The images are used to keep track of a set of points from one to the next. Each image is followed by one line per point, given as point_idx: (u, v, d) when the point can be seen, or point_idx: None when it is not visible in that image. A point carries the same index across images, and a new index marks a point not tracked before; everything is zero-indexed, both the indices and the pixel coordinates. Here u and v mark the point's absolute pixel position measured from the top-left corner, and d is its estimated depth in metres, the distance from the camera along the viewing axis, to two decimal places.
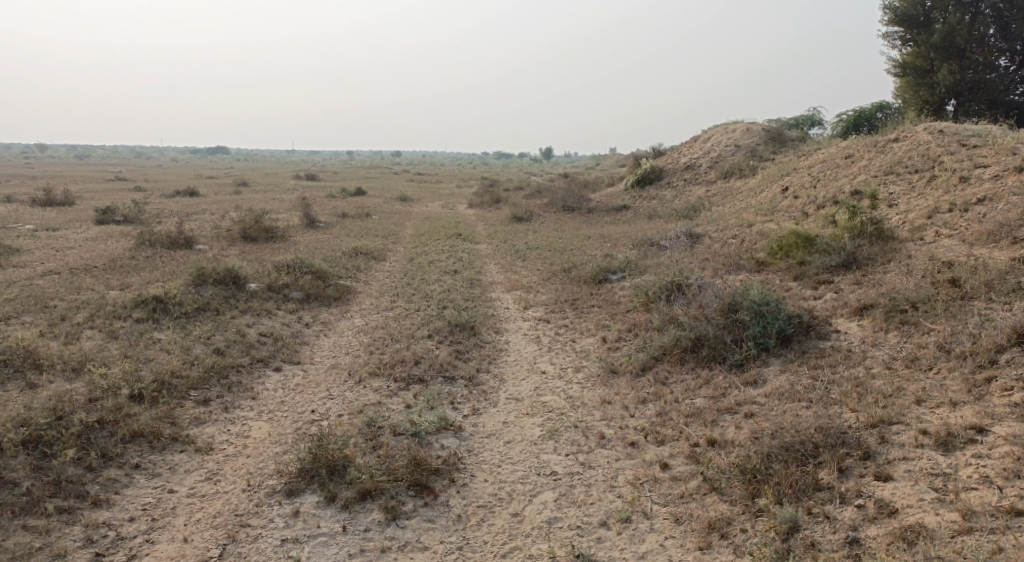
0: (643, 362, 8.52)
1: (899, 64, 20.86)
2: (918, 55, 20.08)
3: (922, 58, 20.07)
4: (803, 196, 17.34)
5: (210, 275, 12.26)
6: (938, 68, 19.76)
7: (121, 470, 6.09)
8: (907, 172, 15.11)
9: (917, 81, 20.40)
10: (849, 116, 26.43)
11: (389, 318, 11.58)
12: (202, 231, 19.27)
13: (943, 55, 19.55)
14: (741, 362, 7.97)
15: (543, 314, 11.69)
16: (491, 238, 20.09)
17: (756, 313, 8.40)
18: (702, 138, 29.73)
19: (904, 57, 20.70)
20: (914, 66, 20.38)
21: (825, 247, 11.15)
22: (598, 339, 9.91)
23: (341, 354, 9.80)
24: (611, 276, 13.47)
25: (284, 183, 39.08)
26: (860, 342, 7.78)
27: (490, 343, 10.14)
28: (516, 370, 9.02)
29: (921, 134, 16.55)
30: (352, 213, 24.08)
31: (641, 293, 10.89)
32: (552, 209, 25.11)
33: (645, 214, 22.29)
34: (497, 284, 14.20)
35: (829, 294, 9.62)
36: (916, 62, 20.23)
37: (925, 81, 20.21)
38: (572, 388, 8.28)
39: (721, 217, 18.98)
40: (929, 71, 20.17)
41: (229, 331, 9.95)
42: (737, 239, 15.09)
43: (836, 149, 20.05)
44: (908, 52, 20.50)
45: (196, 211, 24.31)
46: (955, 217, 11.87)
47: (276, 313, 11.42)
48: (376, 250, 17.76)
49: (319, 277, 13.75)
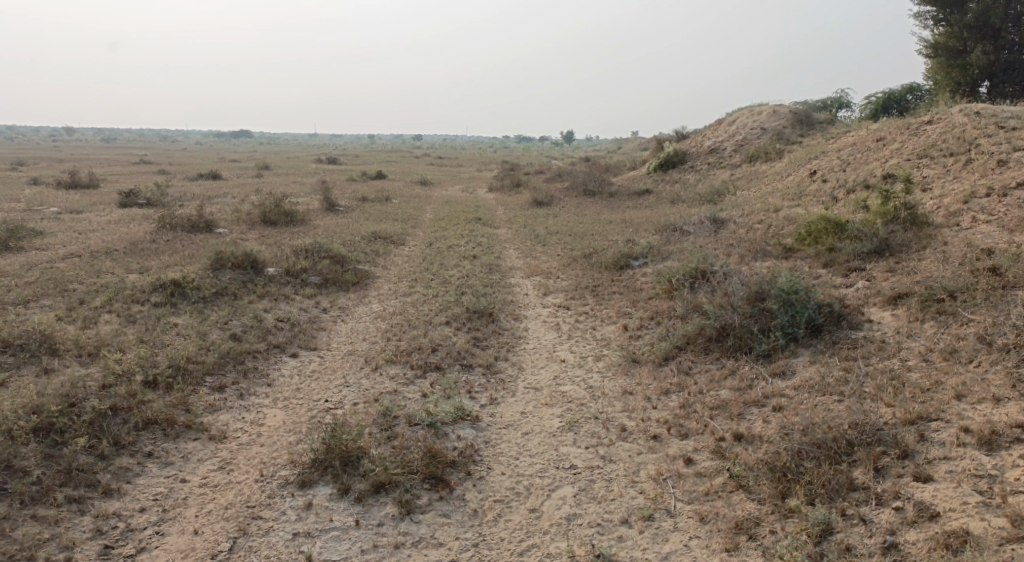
0: (665, 352, 8.28)
1: (930, 44, 20.22)
2: (950, 35, 19.46)
3: (955, 38, 19.44)
4: (832, 181, 16.89)
5: (228, 259, 12.18)
6: (971, 49, 19.13)
7: (133, 458, 6.01)
8: (942, 155, 14.62)
9: (948, 63, 19.78)
10: (878, 98, 25.76)
11: (407, 304, 11.43)
12: (222, 214, 19.25)
13: (976, 35, 18.92)
14: (768, 352, 7.70)
15: (563, 301, 11.47)
16: (512, 222, 19.88)
17: (784, 302, 8.11)
18: (726, 121, 29.17)
19: (935, 37, 20.07)
20: (946, 46, 19.75)
21: (856, 233, 10.79)
22: (619, 327, 9.67)
23: (358, 340, 9.67)
24: (633, 261, 13.20)
25: (306, 167, 39.08)
26: (894, 333, 7.47)
27: (509, 330, 9.95)
28: (535, 358, 8.82)
29: (956, 116, 16.01)
30: (373, 197, 23.97)
31: (664, 279, 10.62)
32: (573, 193, 24.79)
33: (668, 198, 21.92)
34: (517, 270, 13.99)
35: (860, 282, 9.29)
36: (949, 43, 19.60)
37: (958, 62, 19.59)
38: (593, 378, 8.07)
39: (746, 202, 18.58)
40: (963, 52, 19.55)
41: (245, 316, 9.86)
42: (763, 224, 14.73)
43: (866, 131, 19.50)
44: (939, 32, 19.86)
45: (218, 195, 24.32)
46: (992, 202, 11.45)
47: (294, 298, 11.31)
48: (396, 234, 17.62)
49: (337, 261, 13.64)
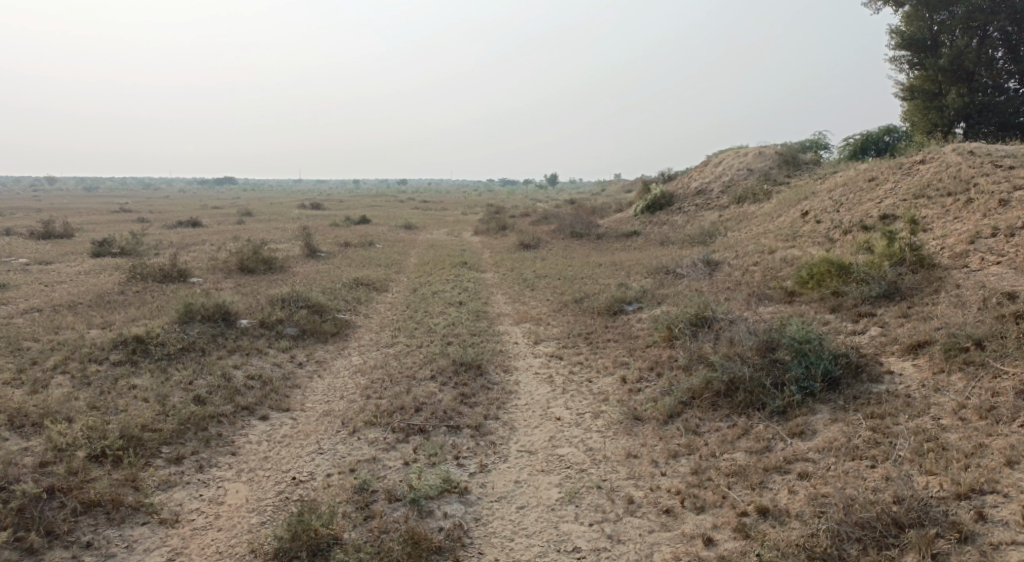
0: (670, 408, 7.60)
1: (906, 87, 20.14)
2: (926, 78, 19.39)
3: (930, 81, 19.37)
4: (826, 221, 16.48)
5: (198, 311, 11.43)
6: (947, 92, 19.04)
7: (67, 552, 5.37)
8: (938, 196, 14.24)
9: (925, 105, 19.64)
10: (855, 140, 25.66)
11: (389, 357, 10.71)
12: (198, 263, 18.52)
13: (951, 78, 18.83)
14: (783, 408, 7.05)
15: (555, 350, 10.79)
16: (498, 266, 19.27)
17: (798, 351, 7.49)
18: (712, 162, 28.98)
19: (910, 80, 20.00)
20: (921, 89, 19.66)
21: (860, 276, 10.26)
22: (617, 379, 8.99)
23: (335, 399, 8.92)
24: (626, 307, 12.58)
25: (289, 212, 38.46)
26: (919, 386, 6.86)
27: (499, 384, 9.24)
28: (527, 416, 8.10)
29: (949, 156, 15.72)
30: (355, 242, 23.34)
31: (662, 326, 9.98)
32: (560, 235, 24.31)
33: (657, 240, 21.47)
34: (505, 317, 13.33)
35: (873, 329, 8.71)
36: (923, 85, 19.51)
37: (933, 104, 19.46)
38: (591, 438, 7.37)
39: (738, 243, 18.12)
40: (939, 94, 19.44)
41: (213, 374, 9.11)
42: (758, 267, 14.23)
43: (856, 171, 19.25)
44: (915, 74, 19.78)
45: (194, 242, 23.58)
46: (1000, 242, 11.00)
47: (268, 352, 10.56)
48: (378, 281, 16.95)
49: (316, 310, 12.93)
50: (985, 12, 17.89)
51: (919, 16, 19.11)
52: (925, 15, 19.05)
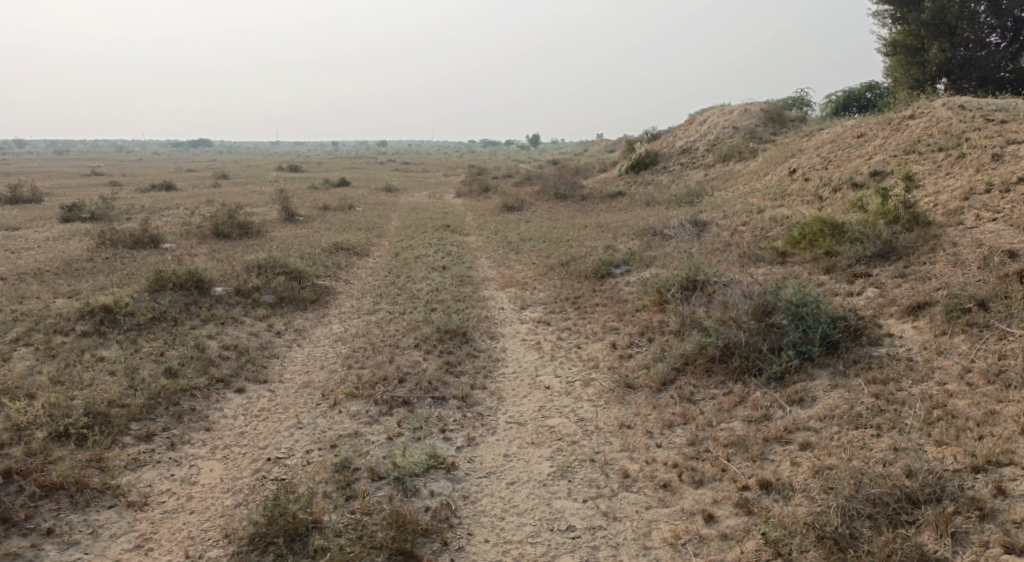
0: (664, 376, 7.33)
1: (888, 43, 19.72)
2: (908, 33, 18.95)
3: (913, 36, 18.99)
4: (815, 179, 16.18)
5: (169, 279, 10.96)
6: (929, 47, 18.68)
7: (26, 540, 5.04)
8: (928, 151, 13.95)
9: (907, 60, 19.34)
10: (837, 97, 25.34)
11: (371, 324, 10.33)
12: (171, 228, 17.90)
13: (933, 33, 18.42)
14: (781, 374, 6.80)
15: (542, 315, 10.47)
16: (482, 229, 18.84)
17: (795, 315, 7.23)
18: (697, 120, 28.51)
19: (893, 35, 19.56)
20: (903, 44, 19.24)
21: (853, 236, 9.99)
22: (607, 345, 8.70)
23: (315, 370, 8.57)
24: (615, 269, 12.27)
25: (266, 175, 37.56)
26: (921, 350, 6.64)
27: (485, 352, 8.93)
28: (515, 385, 7.81)
29: (939, 110, 15.41)
30: (335, 206, 22.75)
31: (653, 290, 9.68)
32: (544, 197, 23.85)
33: (643, 200, 21.11)
34: (490, 281, 12.97)
35: (869, 291, 8.47)
36: (906, 40, 19.12)
37: (917, 59, 19.17)
38: (582, 408, 7.10)
39: (725, 203, 17.79)
40: (921, 49, 19.07)
41: (186, 345, 8.72)
42: (747, 227, 13.95)
43: (844, 128, 18.91)
44: (897, 30, 19.34)
45: (168, 207, 22.84)
46: (994, 198, 10.76)
47: (244, 321, 10.14)
48: (358, 246, 16.48)
49: (294, 277, 12.48)
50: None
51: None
52: None
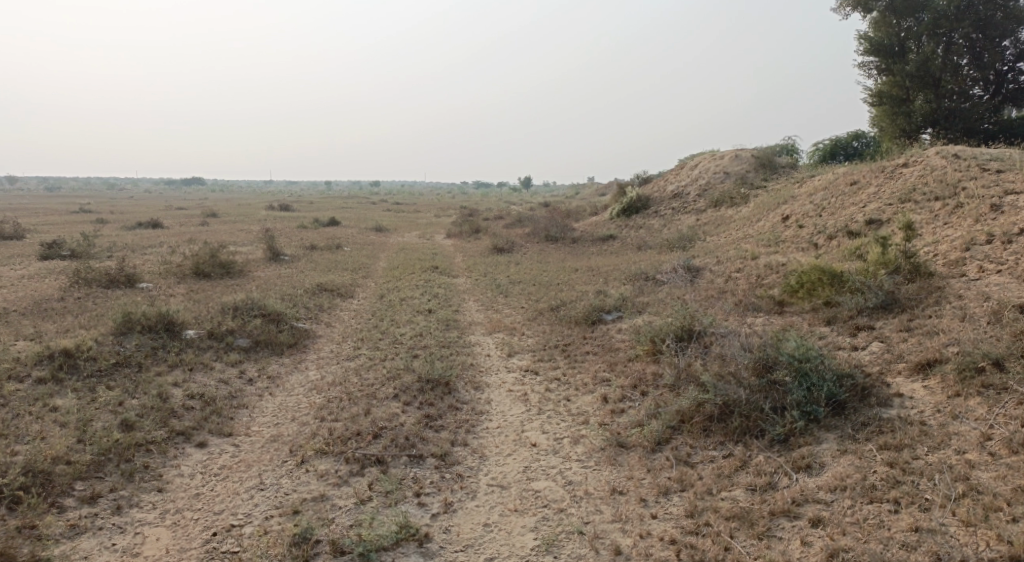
0: (658, 435, 6.81)
1: (874, 93, 19.61)
2: (892, 83, 18.95)
3: (898, 86, 18.89)
4: (809, 226, 15.90)
5: (138, 321, 10.45)
6: (914, 98, 18.61)
7: None
8: (924, 201, 13.70)
9: (893, 110, 19.08)
10: (824, 145, 25.35)
11: (349, 371, 9.80)
12: (150, 267, 17.39)
13: (918, 84, 18.41)
14: (784, 436, 6.31)
15: (530, 363, 9.97)
16: (471, 271, 18.42)
17: (798, 371, 6.77)
18: (688, 165, 28.43)
19: (878, 86, 19.46)
20: (889, 95, 19.12)
21: (854, 286, 9.60)
22: (598, 398, 8.19)
23: (286, 422, 8.01)
24: (606, 316, 11.82)
25: (257, 213, 37.24)
26: (935, 412, 6.18)
27: (469, 403, 8.40)
28: (499, 441, 7.27)
29: (934, 159, 15.22)
30: (322, 245, 22.34)
31: (646, 339, 9.23)
32: (534, 239, 23.54)
33: (635, 244, 20.81)
34: (478, 326, 12.48)
35: (874, 345, 8.05)
36: (891, 91, 18.99)
37: (901, 110, 18.93)
38: (571, 469, 6.59)
39: (719, 248, 17.47)
40: (905, 100, 18.93)
41: (148, 395, 8.23)
42: (742, 273, 13.59)
43: (837, 174, 18.75)
44: (883, 80, 19.31)
45: (151, 245, 22.36)
46: (996, 249, 10.43)
47: (214, 367, 9.61)
48: (343, 286, 16.00)
49: (272, 319, 11.97)
50: (951, 18, 17.64)
51: (888, 22, 18.66)
52: (892, 21, 18.60)
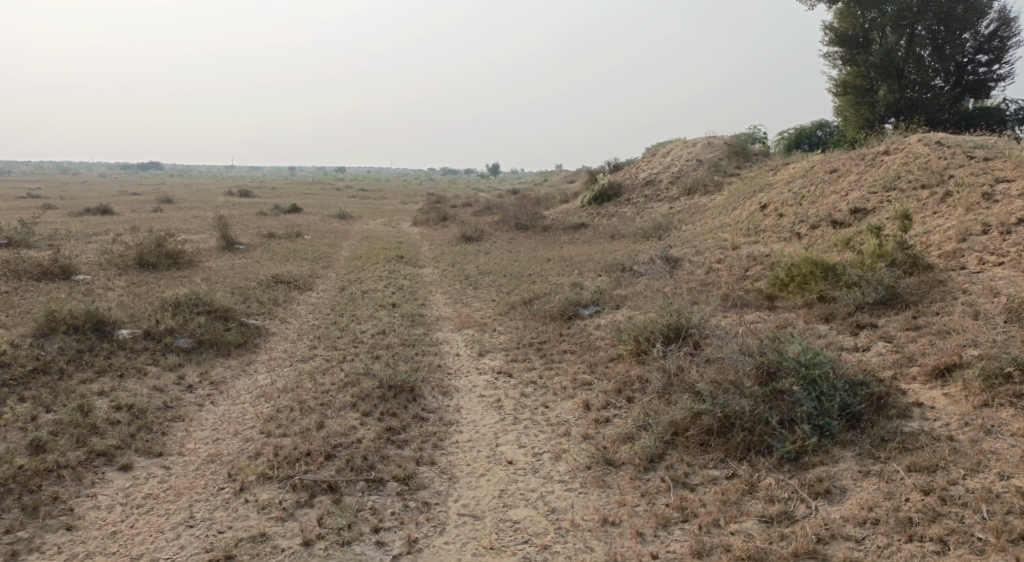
0: (651, 451, 6.00)
1: (838, 83, 18.94)
2: (856, 74, 18.26)
3: (862, 77, 18.26)
4: (790, 215, 15.25)
5: (63, 320, 9.36)
6: (878, 88, 18.00)
7: None
8: (910, 189, 13.11)
9: (856, 101, 18.45)
10: (790, 133, 24.91)
11: (303, 375, 8.82)
12: (89, 257, 16.06)
13: (882, 74, 17.82)
14: (795, 454, 5.56)
15: (502, 364, 9.08)
16: (438, 261, 17.48)
17: (806, 379, 6.02)
18: (660, 152, 27.74)
19: (842, 76, 18.83)
20: (852, 85, 18.49)
21: (850, 280, 8.91)
22: (579, 405, 7.37)
23: (226, 437, 7.04)
24: (583, 310, 11.00)
25: (214, 200, 35.74)
26: (963, 424, 5.50)
27: (435, 412, 7.52)
28: (470, 457, 6.45)
29: (916, 145, 14.67)
30: (281, 233, 21.14)
31: (629, 338, 8.40)
32: (503, 227, 22.66)
33: (607, 233, 20.07)
34: (445, 321, 11.56)
35: (880, 345, 7.35)
36: (855, 81, 18.37)
37: (865, 100, 18.31)
38: (552, 490, 5.80)
39: (695, 237, 16.79)
40: (870, 90, 18.32)
41: (66, 408, 7.23)
42: (723, 265, 12.89)
43: (814, 161, 18.17)
44: (846, 71, 18.64)
45: (96, 232, 20.98)
46: (994, 239, 9.81)
47: (147, 373, 8.60)
48: (300, 278, 14.95)
49: (219, 315, 10.90)
50: (914, 10, 17.17)
51: (852, 12, 18.14)
52: (857, 12, 18.08)
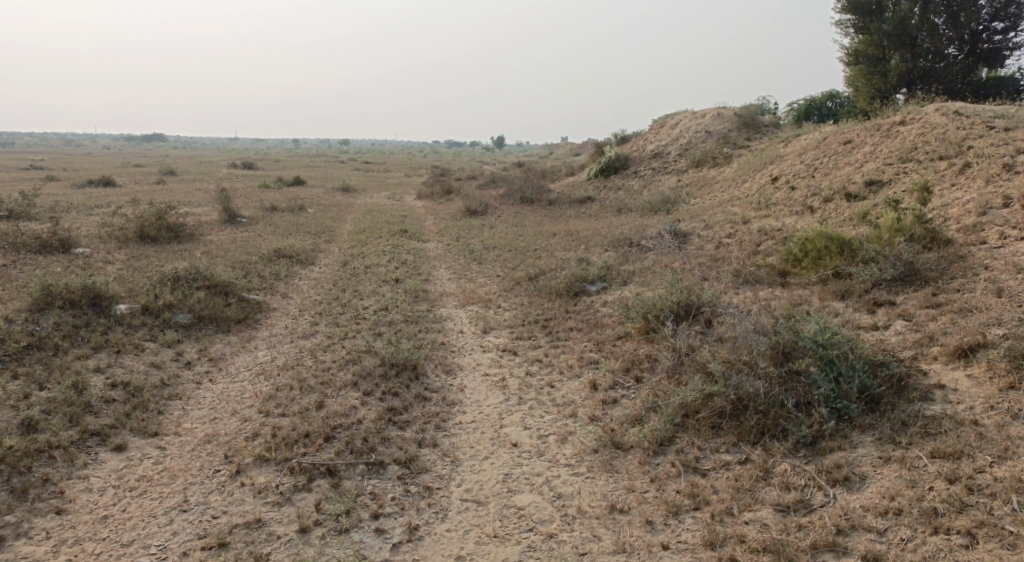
0: (661, 434, 5.78)
1: (850, 52, 18.48)
2: (869, 43, 17.82)
3: (874, 46, 17.81)
4: (802, 188, 14.90)
5: (59, 295, 9.16)
6: (890, 57, 17.55)
7: None
8: (927, 161, 12.73)
9: (868, 70, 18.06)
10: (799, 104, 24.40)
11: (304, 352, 8.62)
12: (89, 231, 15.84)
13: (894, 44, 17.35)
14: (812, 439, 5.34)
15: (507, 341, 8.85)
16: (443, 235, 17.21)
17: (823, 359, 5.78)
18: (668, 123, 27.25)
19: (855, 45, 18.40)
20: (864, 54, 18.09)
21: (867, 255, 8.62)
22: (586, 385, 7.15)
23: (223, 416, 6.86)
24: (589, 286, 10.75)
25: (218, 172, 35.43)
26: (989, 407, 5.27)
27: (438, 391, 7.32)
28: (473, 438, 6.26)
29: (933, 116, 14.24)
30: (284, 206, 20.87)
31: (637, 315, 8.16)
32: (509, 200, 22.34)
33: (614, 206, 19.74)
34: (449, 297, 11.33)
35: (899, 324, 7.09)
36: (866, 50, 17.95)
37: (877, 69, 17.89)
38: (558, 474, 5.60)
39: (704, 211, 16.47)
40: (882, 59, 17.92)
41: (60, 385, 7.05)
42: (734, 239, 12.59)
43: (827, 132, 17.74)
44: (859, 40, 18.19)
45: (99, 204, 20.76)
46: (1015, 212, 9.47)
47: (145, 350, 8.41)
48: (303, 252, 14.71)
49: (219, 291, 10.68)
50: None
51: None
52: None
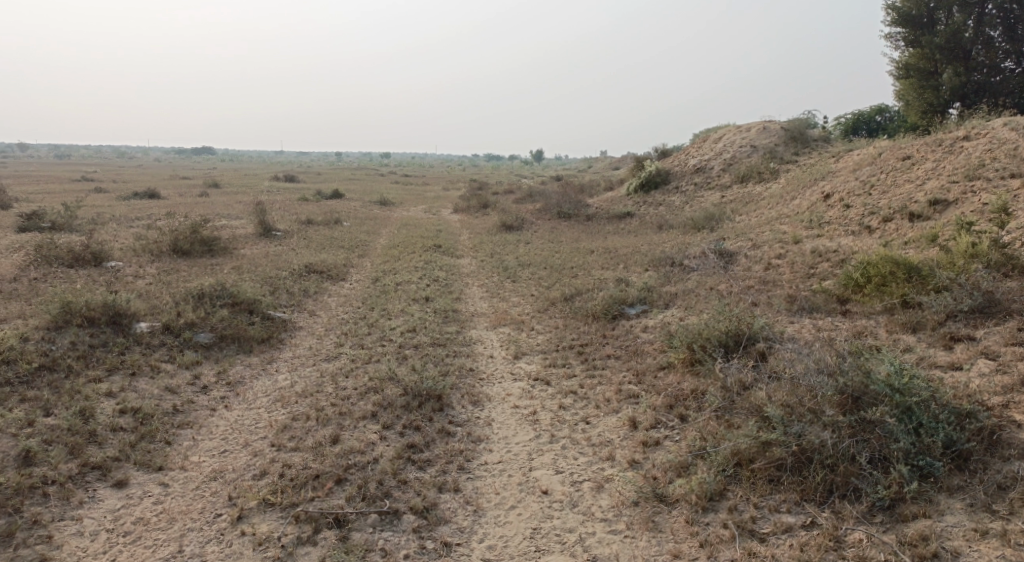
0: (710, 487, 5.10)
1: (900, 65, 17.45)
2: (921, 56, 16.78)
3: (926, 59, 16.77)
4: (857, 206, 14.02)
5: (79, 313, 8.84)
6: (942, 71, 16.48)
7: None
8: (996, 179, 11.78)
9: (919, 84, 16.96)
10: (847, 118, 23.41)
11: (325, 377, 8.13)
12: (124, 243, 15.73)
13: (947, 58, 16.34)
14: (889, 502, 4.68)
15: (540, 368, 8.24)
16: (477, 250, 16.69)
17: (900, 408, 5.05)
18: (711, 137, 26.40)
19: (904, 58, 17.36)
20: (915, 68, 16.99)
21: (939, 283, 7.81)
22: (626, 423, 6.49)
23: (233, 448, 6.39)
24: (629, 309, 10.08)
25: (260, 184, 35.56)
26: None
27: (465, 425, 6.73)
28: (499, 482, 5.67)
29: (1000, 131, 13.25)
30: (319, 219, 20.60)
31: (682, 344, 7.46)
32: (546, 215, 21.77)
33: (655, 223, 19.01)
34: (480, 318, 10.78)
35: (984, 363, 6.29)
36: (918, 64, 16.88)
37: (928, 84, 16.82)
38: (591, 532, 5.00)
39: (750, 229, 15.67)
40: (934, 73, 16.85)
41: (66, 411, 6.66)
42: (783, 261, 11.81)
43: (881, 148, 16.79)
44: (909, 53, 17.16)
45: (139, 217, 20.76)
46: None
47: (161, 372, 8.01)
48: (334, 267, 14.32)
49: (243, 308, 10.27)
50: None
51: None
52: None
